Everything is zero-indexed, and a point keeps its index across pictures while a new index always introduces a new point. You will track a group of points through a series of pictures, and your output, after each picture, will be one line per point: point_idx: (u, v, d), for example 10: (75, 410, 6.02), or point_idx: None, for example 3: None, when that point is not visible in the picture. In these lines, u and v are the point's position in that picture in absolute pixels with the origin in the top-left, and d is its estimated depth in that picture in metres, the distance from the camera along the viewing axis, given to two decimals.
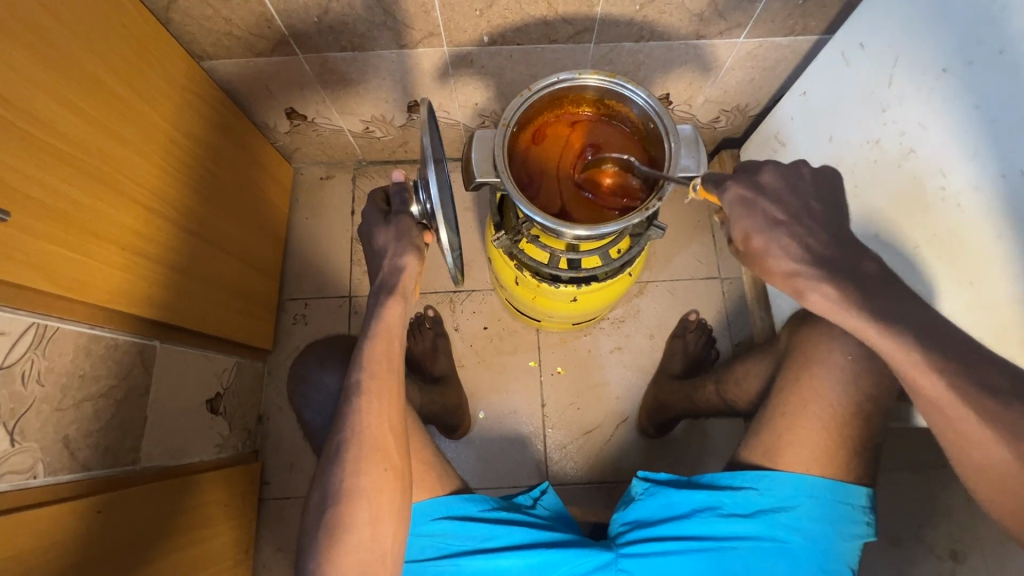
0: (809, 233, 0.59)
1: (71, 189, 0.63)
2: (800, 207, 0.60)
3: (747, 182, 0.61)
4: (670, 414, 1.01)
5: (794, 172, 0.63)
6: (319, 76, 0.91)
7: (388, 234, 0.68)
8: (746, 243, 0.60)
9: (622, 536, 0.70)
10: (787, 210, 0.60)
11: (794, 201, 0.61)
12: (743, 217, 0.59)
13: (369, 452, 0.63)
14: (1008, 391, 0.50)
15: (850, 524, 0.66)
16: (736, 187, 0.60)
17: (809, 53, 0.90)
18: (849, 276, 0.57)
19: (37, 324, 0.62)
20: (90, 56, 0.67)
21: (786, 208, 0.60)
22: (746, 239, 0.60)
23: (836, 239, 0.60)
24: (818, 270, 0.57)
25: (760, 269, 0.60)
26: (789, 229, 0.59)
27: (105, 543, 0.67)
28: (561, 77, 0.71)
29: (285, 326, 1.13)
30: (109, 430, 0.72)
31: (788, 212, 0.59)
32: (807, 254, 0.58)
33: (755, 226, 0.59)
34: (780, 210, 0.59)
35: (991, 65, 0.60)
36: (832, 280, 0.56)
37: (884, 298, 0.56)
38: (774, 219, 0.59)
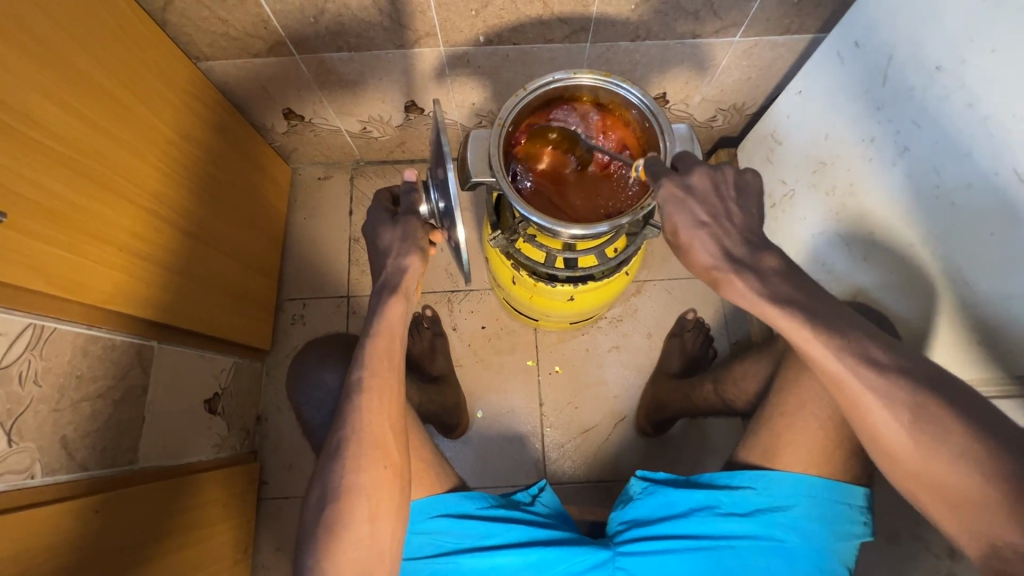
0: (727, 232, 0.58)
1: (67, 190, 0.63)
2: (723, 207, 0.60)
3: (677, 183, 0.60)
4: (668, 412, 1.01)
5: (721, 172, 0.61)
6: (316, 77, 0.92)
7: (394, 234, 0.68)
8: (675, 238, 0.60)
9: (620, 534, 0.70)
10: (710, 210, 0.59)
11: (717, 203, 0.60)
12: (671, 214, 0.59)
13: (368, 449, 0.64)
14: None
15: (847, 523, 0.67)
16: (668, 185, 0.60)
17: (805, 51, 0.90)
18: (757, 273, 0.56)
19: (35, 324, 0.62)
20: (86, 58, 0.67)
21: (710, 208, 0.59)
22: (675, 233, 0.60)
23: (762, 240, 0.59)
24: (731, 264, 0.57)
25: (685, 263, 0.60)
26: (708, 229, 0.58)
27: (103, 542, 0.67)
28: (555, 77, 0.72)
29: (284, 326, 1.14)
30: (107, 430, 0.72)
31: (710, 212, 0.59)
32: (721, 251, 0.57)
33: (683, 222, 0.59)
34: (703, 210, 0.59)
35: (984, 63, 0.60)
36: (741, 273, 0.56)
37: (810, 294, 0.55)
38: (699, 219, 0.58)
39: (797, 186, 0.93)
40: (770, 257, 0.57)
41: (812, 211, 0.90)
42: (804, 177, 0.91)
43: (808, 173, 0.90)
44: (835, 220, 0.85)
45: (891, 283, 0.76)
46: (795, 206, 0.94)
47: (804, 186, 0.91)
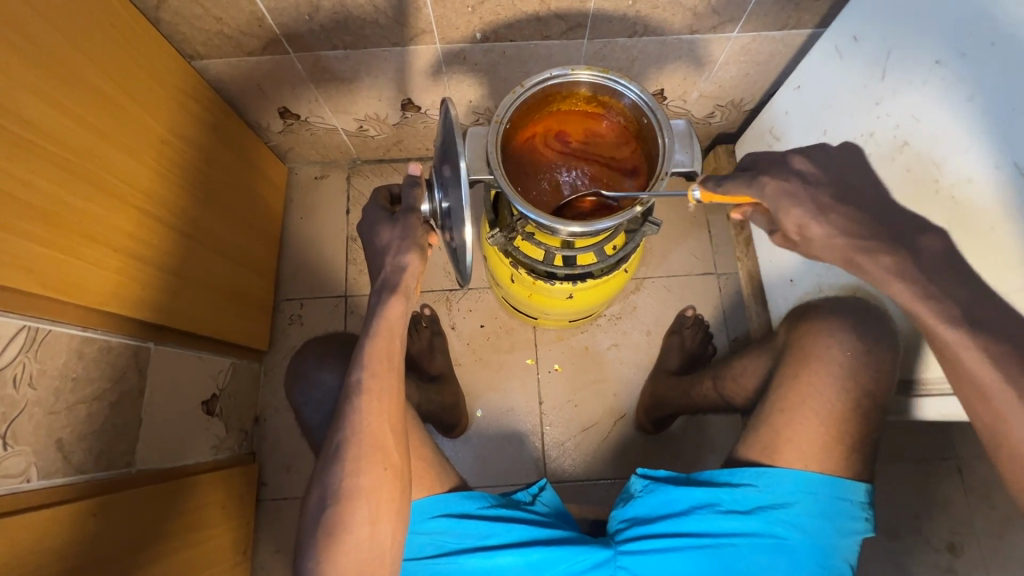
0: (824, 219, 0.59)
1: (60, 191, 0.63)
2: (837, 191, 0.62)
3: (783, 174, 0.62)
4: (668, 410, 1.01)
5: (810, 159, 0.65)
6: (311, 75, 0.91)
7: (393, 232, 0.67)
8: (799, 231, 0.61)
9: (621, 532, 0.70)
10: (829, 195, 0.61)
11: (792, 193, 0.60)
12: (791, 207, 0.60)
13: (369, 450, 0.63)
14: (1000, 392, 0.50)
15: (849, 519, 0.66)
16: (779, 178, 0.61)
17: (803, 47, 0.89)
18: (905, 251, 0.58)
19: (28, 327, 0.61)
20: (79, 57, 0.67)
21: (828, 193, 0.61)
22: (801, 226, 0.60)
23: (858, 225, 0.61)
24: (865, 250, 0.57)
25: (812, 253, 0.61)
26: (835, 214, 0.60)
27: (100, 545, 0.67)
28: (554, 73, 0.71)
29: (281, 327, 1.13)
30: (104, 433, 0.71)
31: (830, 197, 0.61)
32: (850, 236, 0.58)
33: (807, 215, 0.59)
34: (821, 197, 0.61)
35: (984, 56, 0.60)
36: (892, 252, 0.57)
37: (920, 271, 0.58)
38: (820, 207, 0.60)
39: None
40: (907, 235, 0.60)
41: None
42: None
43: None
44: None
45: None
46: None
47: None
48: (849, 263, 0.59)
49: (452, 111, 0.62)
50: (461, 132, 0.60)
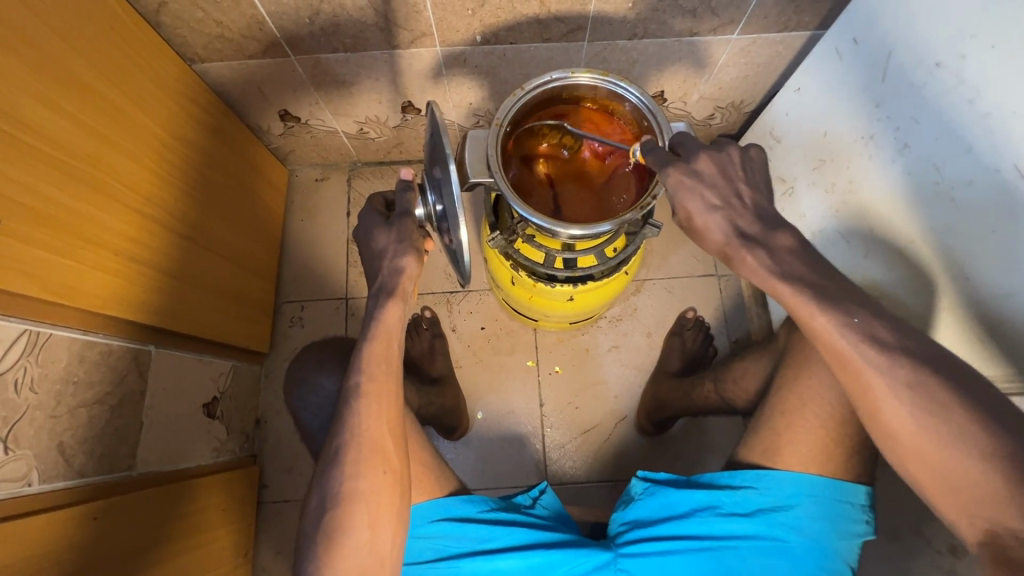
0: (739, 213, 0.58)
1: (61, 195, 0.63)
2: (733, 189, 0.58)
3: (684, 170, 0.59)
4: (668, 412, 1.01)
5: (725, 154, 0.60)
6: (312, 78, 0.91)
7: (389, 236, 0.68)
8: (687, 220, 0.60)
9: (622, 535, 0.70)
10: (722, 193, 0.58)
11: (725, 184, 0.59)
12: (682, 200, 0.58)
13: (368, 455, 0.63)
14: (998, 394, 0.51)
15: (850, 521, 0.66)
16: (676, 172, 0.59)
17: (803, 49, 0.89)
18: (769, 251, 0.55)
19: (29, 331, 0.61)
20: (80, 61, 0.67)
21: (719, 191, 0.58)
22: (688, 217, 0.59)
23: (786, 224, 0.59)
24: (745, 245, 0.56)
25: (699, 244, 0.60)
26: (721, 211, 0.57)
27: (101, 549, 0.67)
28: (554, 76, 0.71)
29: (282, 329, 1.13)
30: (106, 436, 0.71)
31: (721, 195, 0.58)
32: (735, 234, 0.56)
33: (696, 209, 0.58)
34: (714, 194, 0.58)
35: (984, 58, 0.60)
36: (767, 251, 0.55)
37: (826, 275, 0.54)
38: (712, 204, 0.58)
39: (796, 183, 0.92)
40: (782, 235, 0.56)
41: (811, 209, 0.89)
42: (803, 174, 0.91)
43: (807, 170, 0.89)
44: (835, 217, 0.85)
45: (891, 280, 0.76)
46: (795, 204, 0.93)
47: (804, 184, 0.91)
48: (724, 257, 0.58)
49: (438, 114, 0.62)
50: (447, 136, 0.60)
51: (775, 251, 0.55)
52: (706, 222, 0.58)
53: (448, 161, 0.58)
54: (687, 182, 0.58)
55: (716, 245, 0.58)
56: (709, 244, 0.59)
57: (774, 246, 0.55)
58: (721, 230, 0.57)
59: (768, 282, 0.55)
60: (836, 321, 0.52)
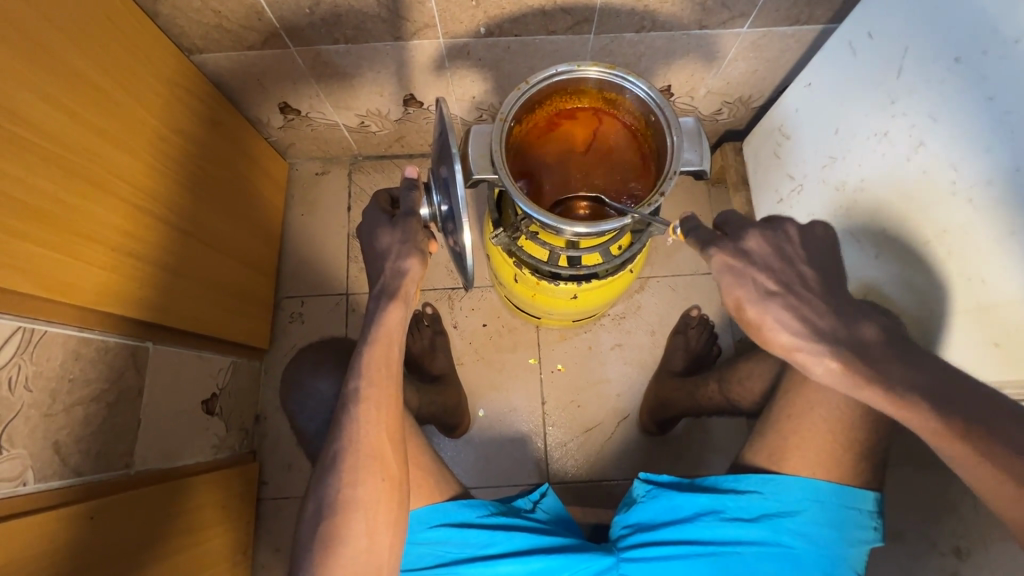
0: (801, 305, 0.57)
1: (55, 189, 0.61)
2: (790, 273, 0.59)
3: (731, 250, 0.60)
4: (671, 412, 1.00)
5: (778, 231, 0.61)
6: (312, 70, 0.89)
7: (393, 236, 0.66)
8: (740, 313, 0.59)
9: (624, 539, 0.69)
10: (779, 278, 0.58)
11: (780, 268, 0.59)
12: (733, 286, 0.59)
13: (366, 461, 0.62)
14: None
15: (856, 529, 0.65)
16: (722, 255, 0.60)
17: (815, 42, 0.87)
18: (855, 345, 0.56)
19: (24, 328, 0.60)
20: (74, 51, 0.65)
21: (777, 276, 0.59)
22: (740, 307, 0.59)
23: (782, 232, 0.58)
24: (807, 338, 0.56)
25: (759, 341, 0.59)
26: (779, 300, 0.57)
27: (97, 548, 0.66)
28: (560, 69, 0.69)
29: (282, 325, 1.12)
30: (101, 434, 0.70)
31: (779, 280, 0.58)
32: (795, 323, 0.56)
33: (750, 293, 0.58)
34: (769, 278, 0.58)
35: (1006, 54, 0.58)
36: (836, 355, 0.55)
37: (906, 358, 0.55)
38: (765, 290, 0.58)
39: (806, 181, 0.91)
40: (861, 328, 0.57)
41: (820, 207, 0.88)
42: (812, 172, 0.89)
43: (816, 168, 0.88)
44: (845, 216, 0.83)
45: (903, 280, 0.74)
46: (804, 202, 0.92)
47: (813, 182, 0.89)
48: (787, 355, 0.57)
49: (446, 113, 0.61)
50: (456, 134, 0.59)
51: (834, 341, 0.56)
52: (762, 310, 0.58)
53: (455, 162, 0.57)
54: (740, 264, 0.59)
55: (778, 343, 0.57)
56: (773, 343, 0.57)
57: (851, 341, 0.56)
58: (787, 325, 0.56)
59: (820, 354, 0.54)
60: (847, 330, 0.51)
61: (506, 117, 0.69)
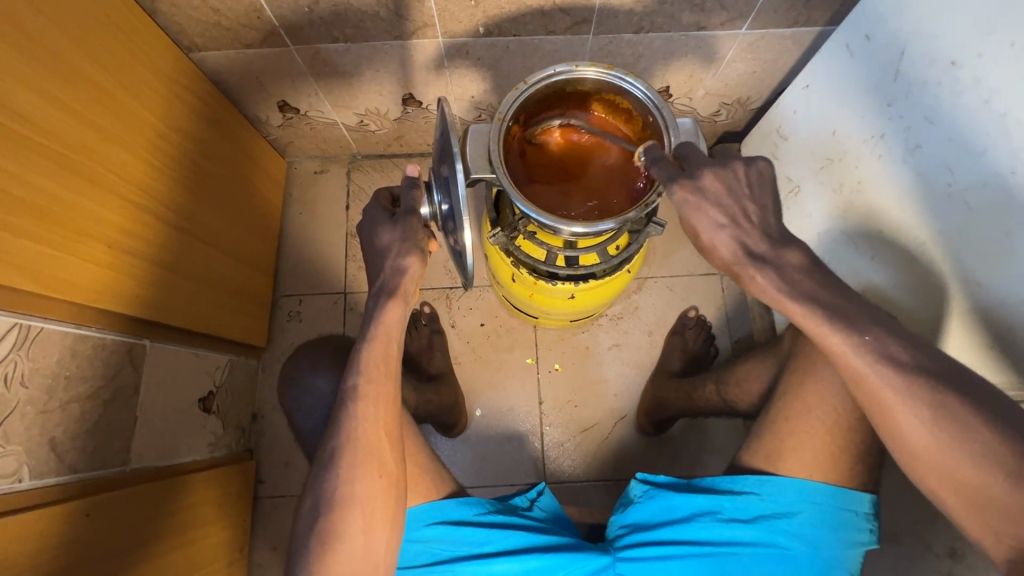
0: (747, 232, 0.55)
1: (54, 186, 0.62)
2: (739, 207, 0.56)
3: (690, 187, 0.57)
4: (668, 412, 1.00)
5: (731, 168, 0.57)
6: (311, 68, 0.89)
7: (393, 234, 0.66)
8: (693, 236, 0.58)
9: (620, 539, 0.69)
10: (727, 211, 0.56)
11: (732, 201, 0.56)
12: (689, 218, 0.57)
13: (363, 459, 0.62)
14: (1002, 406, 0.49)
15: (853, 530, 0.66)
16: (680, 190, 0.57)
17: (813, 45, 0.88)
18: (776, 268, 0.54)
19: (21, 324, 0.60)
20: (74, 49, 0.65)
21: (727, 209, 0.56)
22: (693, 232, 0.58)
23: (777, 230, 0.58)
24: (754, 265, 0.54)
25: (705, 257, 0.58)
26: (727, 229, 0.56)
27: (92, 545, 0.66)
28: (558, 69, 0.69)
29: (280, 323, 1.12)
30: (97, 432, 0.70)
31: (728, 213, 0.56)
32: (750, 257, 0.54)
33: (703, 227, 0.56)
34: (719, 211, 0.56)
35: (1001, 57, 0.58)
36: (764, 272, 0.54)
37: (840, 293, 0.53)
38: (717, 222, 0.56)
39: (804, 183, 0.91)
40: (793, 252, 0.54)
41: (817, 209, 0.88)
42: (810, 174, 0.89)
43: (814, 170, 0.88)
44: (842, 217, 0.83)
45: (899, 282, 0.75)
46: (802, 204, 0.92)
47: (811, 183, 0.89)
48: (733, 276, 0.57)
49: (450, 114, 0.61)
50: (458, 135, 0.59)
51: (784, 270, 0.54)
52: (713, 239, 0.56)
53: (456, 162, 0.58)
54: (693, 199, 0.56)
55: (721, 261, 0.57)
56: (715, 259, 0.57)
57: (784, 265, 0.54)
58: (729, 249, 0.55)
59: (781, 303, 0.53)
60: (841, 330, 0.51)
61: (505, 117, 0.69)
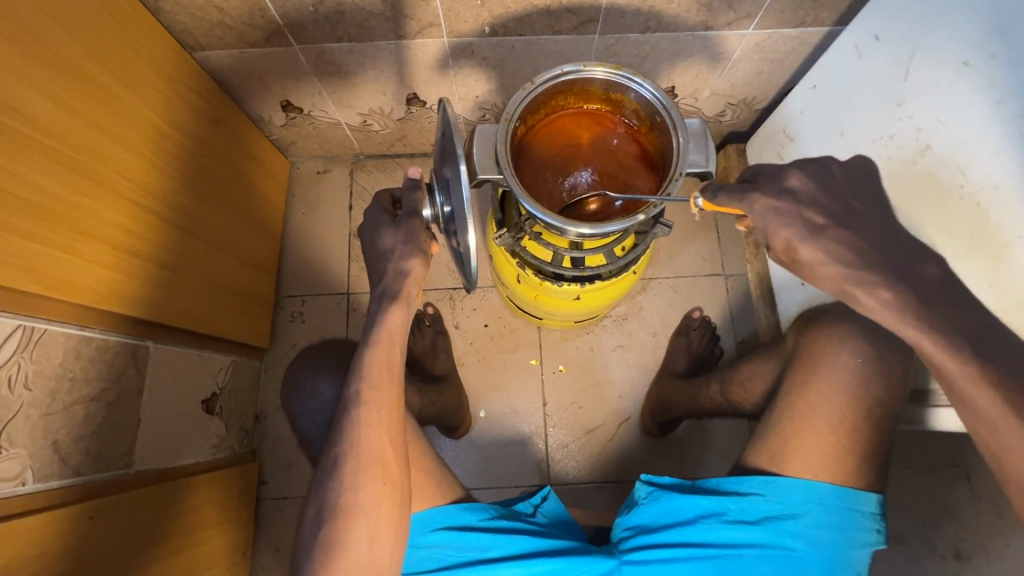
0: (844, 236, 0.57)
1: (57, 186, 0.61)
2: (822, 209, 0.59)
3: (772, 194, 0.59)
4: (673, 414, 0.99)
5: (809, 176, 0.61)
6: (316, 68, 0.89)
7: (396, 236, 0.66)
8: (790, 253, 0.59)
9: (625, 541, 0.69)
10: (824, 214, 0.58)
11: (823, 206, 0.59)
12: (781, 229, 0.58)
13: (368, 464, 0.62)
14: None
15: (860, 533, 0.65)
16: (764, 199, 0.59)
17: (820, 45, 0.87)
18: (891, 276, 0.56)
19: (23, 326, 0.59)
20: (76, 48, 0.65)
21: (824, 212, 0.58)
22: (790, 248, 0.58)
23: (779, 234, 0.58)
24: (866, 275, 0.55)
25: (807, 279, 0.59)
26: (830, 235, 0.57)
27: (95, 550, 0.65)
28: (566, 69, 0.68)
29: (282, 324, 1.11)
30: (101, 434, 0.70)
31: (823, 215, 0.58)
32: (843, 262, 0.55)
33: (796, 235, 0.57)
34: (815, 215, 0.58)
35: (1015, 57, 0.58)
36: None
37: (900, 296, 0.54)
38: (813, 227, 0.57)
39: None
40: (892, 261, 0.56)
41: None
42: None
43: None
44: None
45: None
46: None
47: None
48: (844, 295, 0.57)
49: (452, 114, 0.60)
50: (462, 134, 0.58)
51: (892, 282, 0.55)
52: (814, 251, 0.57)
53: (460, 163, 0.57)
54: (787, 204, 0.58)
55: (831, 282, 0.57)
56: (824, 282, 0.57)
57: (893, 277, 0.55)
58: (838, 260, 0.56)
59: (879, 309, 0.55)
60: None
61: (510, 118, 0.68)
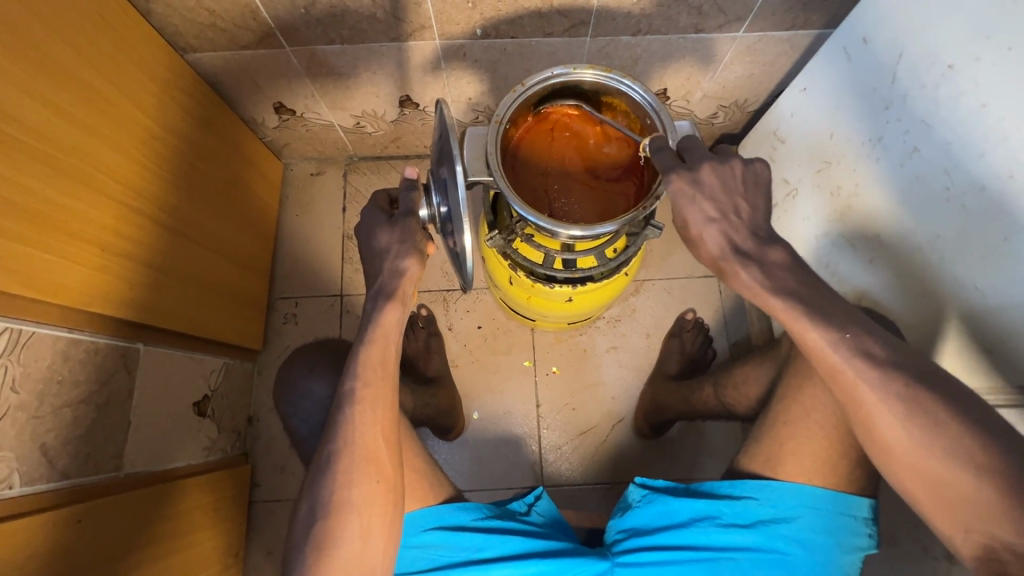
0: (736, 227, 0.57)
1: (45, 189, 0.61)
2: (732, 203, 0.58)
3: (687, 178, 0.57)
4: (667, 415, 0.99)
5: (728, 166, 0.59)
6: (307, 70, 0.89)
7: (392, 235, 0.66)
8: (685, 230, 0.59)
9: (618, 544, 0.68)
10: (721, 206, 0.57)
11: (726, 197, 0.57)
12: (683, 210, 0.57)
13: (362, 463, 0.62)
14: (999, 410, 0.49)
15: (852, 535, 0.65)
16: (677, 181, 0.57)
17: (811, 47, 0.88)
18: (759, 263, 0.55)
19: (11, 328, 0.59)
20: (66, 50, 0.65)
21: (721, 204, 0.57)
22: (687, 227, 0.58)
23: (770, 233, 0.58)
24: (739, 260, 0.56)
25: (693, 252, 0.60)
26: (718, 224, 0.57)
27: (84, 552, 0.65)
28: (556, 72, 0.69)
29: (275, 326, 1.11)
30: (90, 437, 0.70)
31: (721, 207, 0.57)
32: (735, 250, 0.56)
33: (699, 221, 0.57)
34: (713, 205, 0.57)
35: (1000, 61, 0.58)
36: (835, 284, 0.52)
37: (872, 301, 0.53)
38: (709, 215, 0.57)
39: (801, 186, 0.91)
40: (776, 249, 0.56)
41: (815, 212, 0.88)
42: (807, 177, 0.89)
43: (811, 172, 0.88)
44: (839, 221, 0.83)
45: (897, 286, 0.74)
46: (799, 207, 0.92)
47: (808, 186, 0.89)
48: (718, 271, 0.58)
49: (449, 115, 0.60)
50: (457, 136, 0.59)
51: (768, 267, 0.55)
52: (703, 233, 0.57)
53: (456, 163, 0.57)
54: (688, 191, 0.57)
55: (709, 257, 0.58)
56: (702, 254, 0.58)
57: (768, 261, 0.55)
58: (717, 244, 0.57)
59: (762, 297, 0.55)
60: (829, 333, 0.52)
61: (502, 120, 0.69)
